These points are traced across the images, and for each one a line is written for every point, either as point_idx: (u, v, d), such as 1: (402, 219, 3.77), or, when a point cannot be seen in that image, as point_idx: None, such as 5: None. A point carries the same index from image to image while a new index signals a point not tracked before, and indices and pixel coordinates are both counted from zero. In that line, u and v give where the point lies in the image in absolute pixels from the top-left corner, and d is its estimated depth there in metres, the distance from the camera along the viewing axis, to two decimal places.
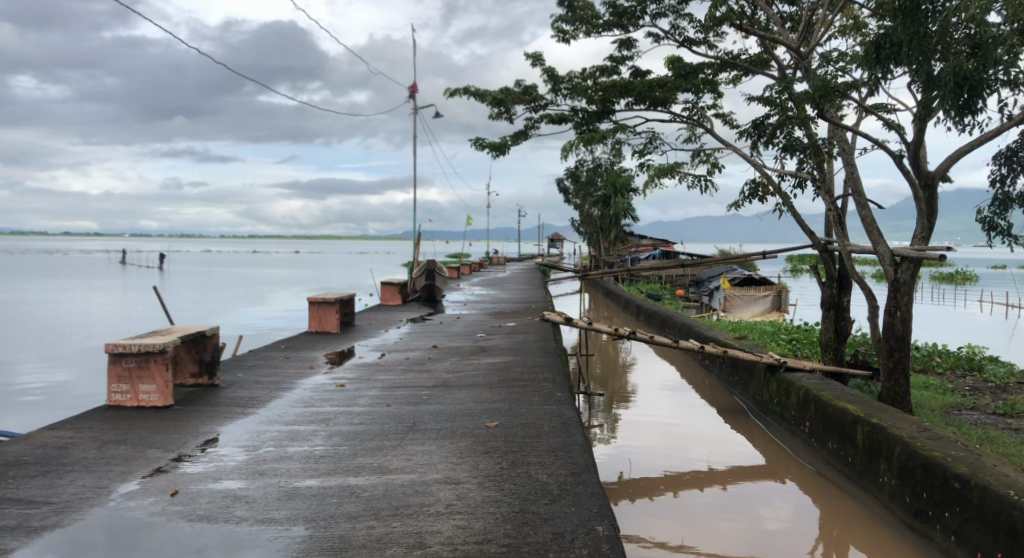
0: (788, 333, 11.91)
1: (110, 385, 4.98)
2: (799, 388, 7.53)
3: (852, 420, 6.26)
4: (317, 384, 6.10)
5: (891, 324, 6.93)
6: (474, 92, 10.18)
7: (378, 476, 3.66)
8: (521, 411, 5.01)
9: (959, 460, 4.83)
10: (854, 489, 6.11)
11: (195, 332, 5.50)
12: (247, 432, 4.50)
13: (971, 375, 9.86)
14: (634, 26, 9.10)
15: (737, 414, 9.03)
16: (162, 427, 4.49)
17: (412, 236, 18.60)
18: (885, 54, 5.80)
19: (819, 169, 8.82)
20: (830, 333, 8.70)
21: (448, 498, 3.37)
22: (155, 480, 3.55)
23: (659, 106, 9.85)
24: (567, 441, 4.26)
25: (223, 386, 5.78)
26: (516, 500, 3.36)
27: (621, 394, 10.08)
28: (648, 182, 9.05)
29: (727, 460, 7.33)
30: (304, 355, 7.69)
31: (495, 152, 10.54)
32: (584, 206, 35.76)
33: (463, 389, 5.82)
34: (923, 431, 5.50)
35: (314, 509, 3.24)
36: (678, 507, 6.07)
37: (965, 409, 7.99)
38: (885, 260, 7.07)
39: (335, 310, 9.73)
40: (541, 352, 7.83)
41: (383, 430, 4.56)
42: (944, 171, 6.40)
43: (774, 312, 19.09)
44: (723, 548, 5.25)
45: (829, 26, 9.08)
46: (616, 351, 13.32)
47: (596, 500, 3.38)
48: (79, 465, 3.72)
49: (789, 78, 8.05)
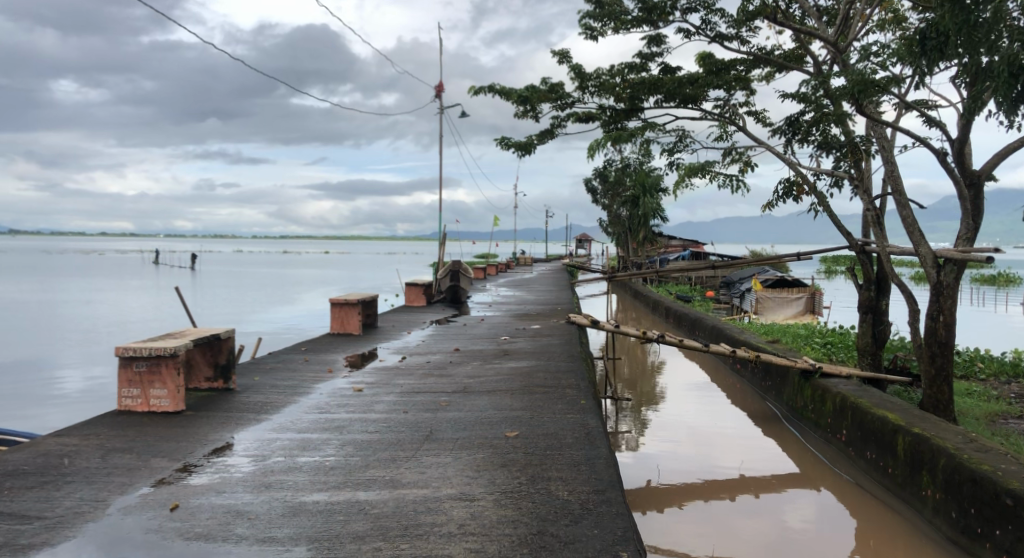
0: (823, 337, 11.49)
1: (121, 389, 4.87)
2: (835, 395, 7.18)
3: (892, 429, 5.92)
4: (334, 389, 5.94)
5: (934, 330, 6.56)
6: (498, 90, 9.99)
7: (389, 491, 3.47)
8: (543, 420, 4.79)
9: (1010, 475, 4.49)
10: (894, 503, 5.75)
11: (209, 336, 5.36)
12: (258, 440, 4.35)
13: (1017, 381, 9.40)
14: (664, 22, 8.81)
15: (770, 420, 8.67)
16: (170, 435, 4.36)
17: (438, 236, 18.50)
18: (931, 45, 5.52)
19: (857, 168, 8.45)
20: (868, 338, 8.32)
21: (461, 517, 3.16)
22: (156, 493, 3.45)
23: (689, 104, 9.53)
24: (592, 454, 4.03)
25: (238, 391, 5.65)
26: (534, 520, 3.14)
27: (649, 397, 9.80)
28: (678, 181, 8.76)
29: (760, 467, 7.01)
30: (324, 358, 7.54)
31: (520, 152, 10.34)
32: (612, 206, 35.53)
33: (483, 396, 5.61)
34: (971, 442, 5.15)
35: (320, 528, 3.06)
36: (709, 515, 5.78)
37: (1011, 418, 7.56)
38: (927, 262, 6.69)
39: (357, 311, 9.58)
40: (566, 357, 7.59)
41: (399, 439, 4.37)
42: (990, 169, 6.05)
43: (808, 315, 18.52)
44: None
45: (867, 21, 8.72)
46: (644, 354, 13.02)
47: (620, 523, 3.13)
48: (80, 476, 3.63)
49: (825, 73, 7.72)
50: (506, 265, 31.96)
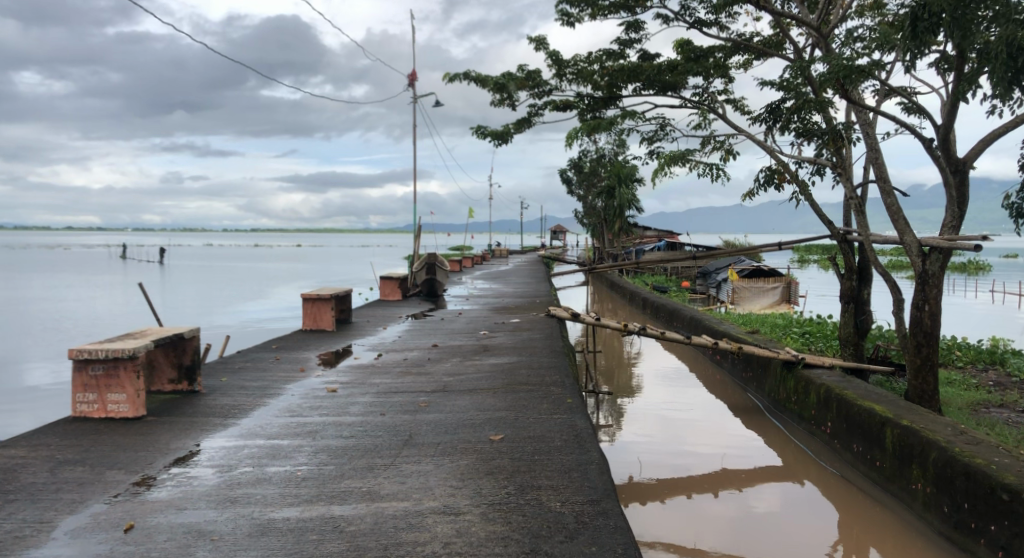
0: (800, 326, 11.45)
1: (76, 394, 4.52)
2: (819, 387, 7.04)
3: (880, 422, 5.77)
4: (306, 390, 5.61)
5: (919, 319, 6.43)
6: (474, 77, 9.68)
7: (367, 505, 3.19)
8: (529, 422, 4.53)
9: (1005, 469, 4.35)
10: (883, 495, 5.61)
11: (172, 335, 5.01)
12: (225, 448, 4.04)
13: (994, 368, 9.40)
14: (642, 8, 8.57)
15: (753, 412, 8.51)
16: (128, 443, 4.03)
17: (413, 228, 18.11)
18: (922, 27, 5.20)
19: (838, 155, 8.32)
20: (850, 328, 8.19)
21: (446, 534, 2.90)
22: (111, 510, 3.15)
23: (669, 91, 9.33)
24: (583, 459, 3.79)
25: (204, 393, 5.32)
26: (526, 538, 2.88)
27: (627, 389, 9.60)
28: (658, 170, 8.55)
29: (745, 459, 6.86)
30: (296, 356, 7.19)
31: (497, 142, 10.06)
32: (587, 197, 35.50)
33: (464, 395, 5.33)
34: (961, 434, 5.02)
35: (290, 550, 2.79)
36: (695, 508, 5.58)
37: (992, 407, 7.51)
38: (912, 250, 6.54)
39: (331, 306, 9.23)
40: (548, 352, 7.35)
41: (376, 444, 4.08)
42: (976, 156, 5.91)
43: (785, 304, 18.75)
44: (746, 553, 4.79)
45: (847, 7, 8.58)
46: (622, 346, 12.83)
47: (619, 539, 2.89)
48: (25, 493, 3.32)
49: (805, 60, 7.55)
50: (482, 257, 31.76)
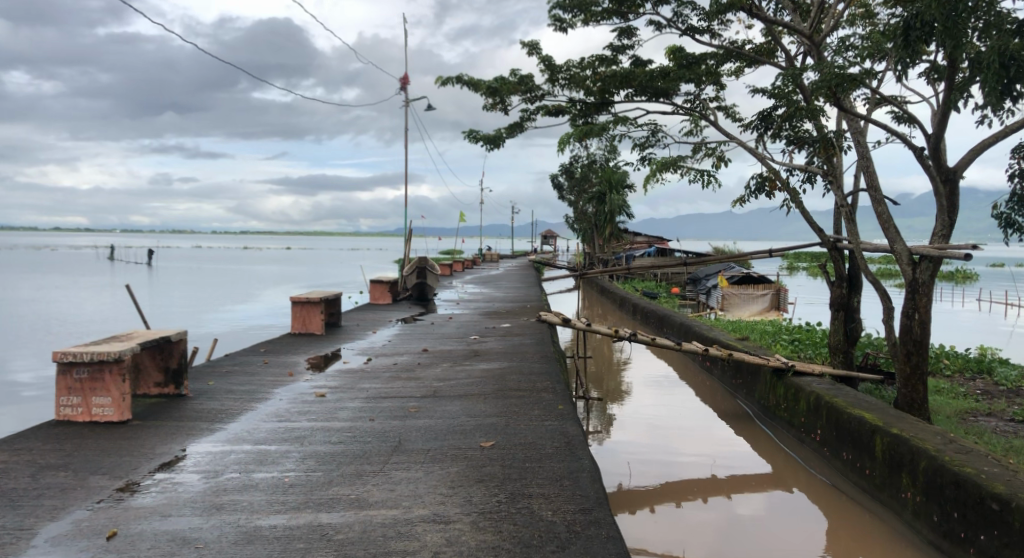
0: (790, 334, 11.46)
1: (60, 397, 4.44)
2: (809, 394, 7.03)
3: (870, 430, 5.76)
4: (294, 394, 5.55)
5: (909, 327, 6.43)
6: (466, 81, 9.65)
7: (355, 513, 3.14)
8: (519, 429, 4.49)
9: (994, 478, 4.36)
10: (872, 504, 5.60)
11: (159, 338, 4.95)
12: (211, 453, 3.98)
13: (982, 377, 9.44)
14: (635, 14, 8.57)
15: (742, 419, 8.49)
16: (113, 448, 3.96)
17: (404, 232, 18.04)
18: (915, 36, 5.20)
19: (828, 163, 8.34)
20: (840, 335, 8.19)
21: (436, 543, 2.86)
22: (93, 517, 3.08)
23: (661, 98, 9.34)
24: (574, 467, 3.75)
25: (191, 397, 5.26)
26: (516, 547, 2.85)
27: (617, 394, 9.57)
28: (649, 176, 8.56)
29: (736, 466, 6.84)
30: (285, 360, 7.12)
31: (489, 146, 10.03)
32: (578, 203, 35.56)
33: (454, 401, 5.28)
34: (951, 443, 5.02)
35: None
36: (685, 515, 5.56)
37: (981, 416, 7.53)
38: (902, 258, 6.55)
39: (320, 309, 9.16)
40: (539, 357, 7.31)
41: (365, 450, 4.04)
42: (965, 165, 5.93)
43: (773, 312, 18.75)
44: None
45: (838, 15, 8.62)
46: (612, 352, 12.81)
47: (611, 548, 2.86)
48: (5, 499, 3.25)
49: (797, 68, 7.56)
50: (473, 261, 31.71)
